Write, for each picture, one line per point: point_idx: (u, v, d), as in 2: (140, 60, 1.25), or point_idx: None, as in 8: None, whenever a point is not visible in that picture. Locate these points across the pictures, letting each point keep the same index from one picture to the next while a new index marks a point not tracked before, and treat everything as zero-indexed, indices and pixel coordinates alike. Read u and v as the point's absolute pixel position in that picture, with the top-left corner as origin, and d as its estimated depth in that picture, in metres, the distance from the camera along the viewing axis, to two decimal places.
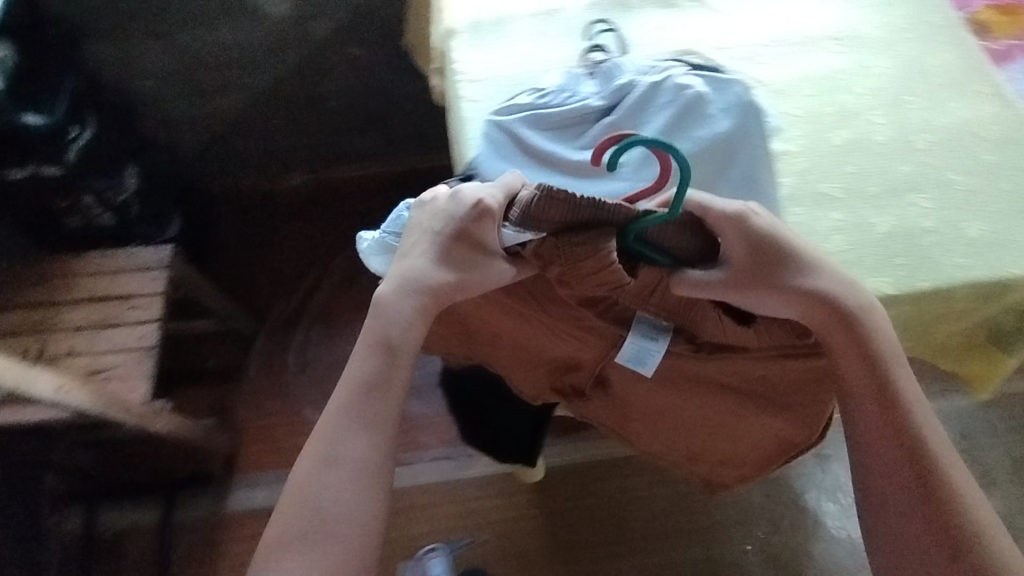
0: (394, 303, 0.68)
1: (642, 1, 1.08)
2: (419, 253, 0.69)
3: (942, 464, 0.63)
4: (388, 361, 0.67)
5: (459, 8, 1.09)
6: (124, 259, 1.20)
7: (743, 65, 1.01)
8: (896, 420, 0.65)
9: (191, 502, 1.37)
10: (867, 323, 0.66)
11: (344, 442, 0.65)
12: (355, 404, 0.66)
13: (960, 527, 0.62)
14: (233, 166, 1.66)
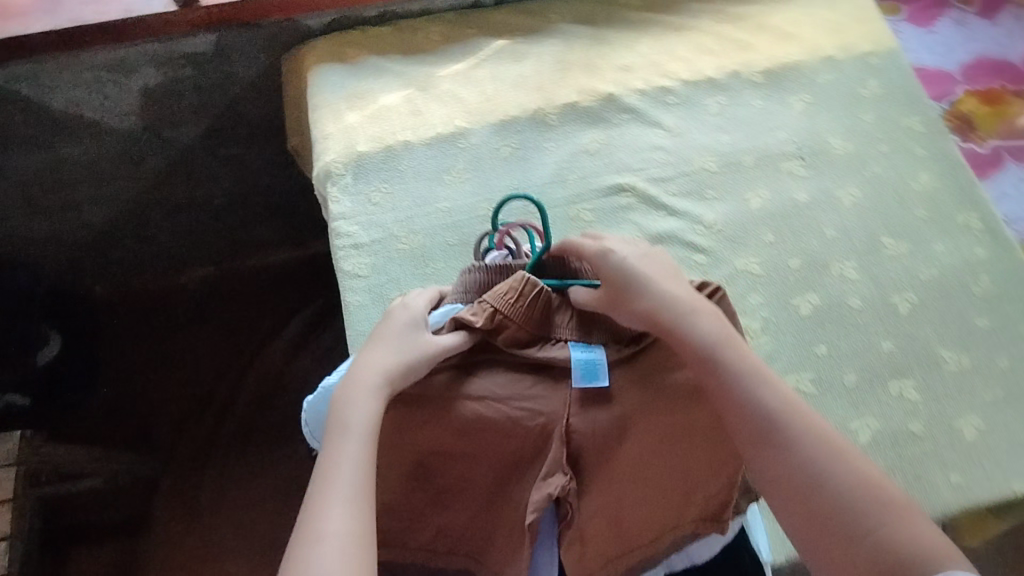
0: (348, 386, 0.53)
1: (565, 115, 0.87)
2: (367, 342, 0.57)
3: (801, 432, 0.47)
4: (360, 428, 0.50)
5: (334, 136, 0.86)
6: None
7: (690, 203, 0.83)
8: (741, 403, 0.49)
9: None
10: (693, 304, 0.54)
11: (324, 518, 0.44)
12: (337, 468, 0.47)
13: (843, 507, 0.44)
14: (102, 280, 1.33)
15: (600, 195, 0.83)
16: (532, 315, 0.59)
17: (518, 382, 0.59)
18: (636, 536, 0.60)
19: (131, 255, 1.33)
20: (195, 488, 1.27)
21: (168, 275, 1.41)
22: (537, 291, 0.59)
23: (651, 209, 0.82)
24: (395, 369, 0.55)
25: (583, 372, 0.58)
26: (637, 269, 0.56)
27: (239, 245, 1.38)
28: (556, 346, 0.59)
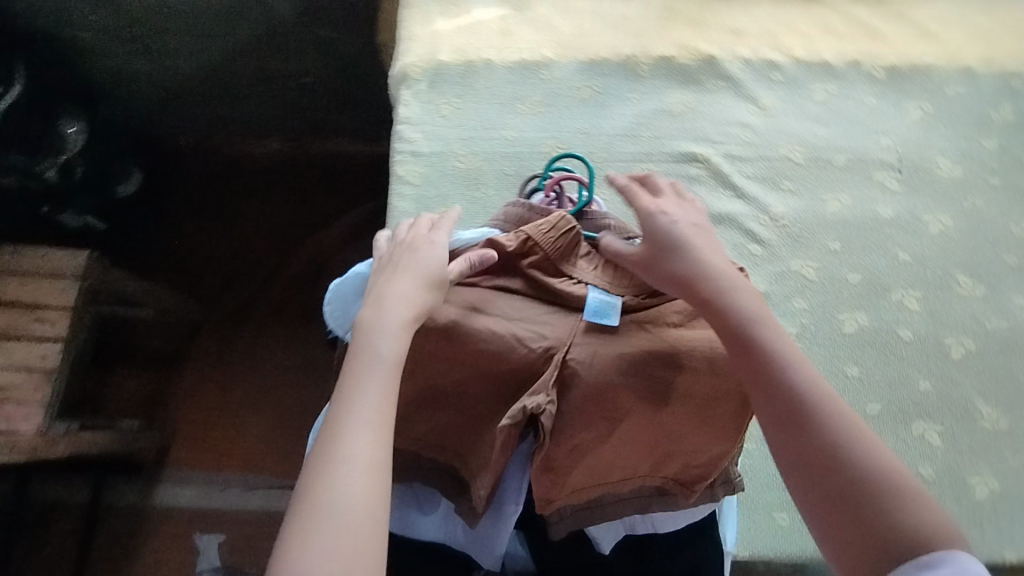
0: (373, 313, 0.52)
1: (657, 70, 0.83)
2: (387, 273, 0.55)
3: (829, 420, 0.46)
4: (384, 357, 0.49)
5: (420, 40, 0.85)
6: (36, 260, 1.11)
7: (761, 190, 0.78)
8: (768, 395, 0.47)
9: (122, 486, 1.29)
10: (732, 280, 0.52)
11: (349, 436, 0.45)
12: (361, 395, 0.47)
13: (862, 497, 0.44)
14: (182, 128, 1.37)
15: (670, 159, 0.79)
16: (562, 249, 0.56)
17: (531, 307, 0.55)
18: (608, 474, 0.57)
19: (213, 112, 1.37)
20: (229, 341, 1.37)
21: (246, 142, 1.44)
22: (572, 228, 0.57)
23: (718, 185, 0.78)
24: (416, 300, 0.53)
25: (595, 307, 0.54)
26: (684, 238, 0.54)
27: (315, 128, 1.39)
28: (577, 284, 0.56)
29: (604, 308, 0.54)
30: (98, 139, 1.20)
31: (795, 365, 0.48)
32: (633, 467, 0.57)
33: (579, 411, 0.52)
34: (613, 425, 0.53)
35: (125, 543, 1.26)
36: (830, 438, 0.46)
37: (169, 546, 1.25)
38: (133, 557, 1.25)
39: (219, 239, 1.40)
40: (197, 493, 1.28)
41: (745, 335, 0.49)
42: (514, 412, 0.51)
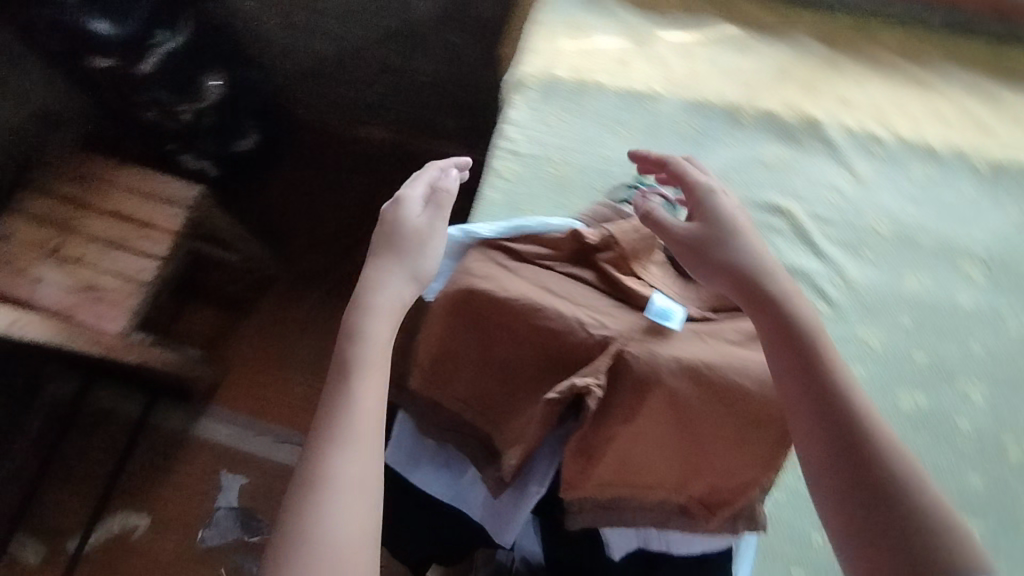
0: (360, 319, 0.55)
1: (759, 122, 0.86)
2: (377, 254, 0.60)
3: (890, 454, 0.48)
4: (370, 371, 0.53)
5: (542, 54, 0.92)
6: (158, 184, 1.25)
7: (841, 253, 0.79)
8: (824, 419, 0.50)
9: (168, 411, 1.41)
10: (792, 294, 0.56)
11: (334, 455, 0.48)
12: (341, 417, 0.50)
13: (919, 532, 0.45)
14: (298, 103, 1.50)
15: (755, 207, 0.81)
16: (638, 251, 0.61)
17: (597, 297, 0.59)
18: (636, 477, 0.59)
19: (332, 93, 1.48)
20: (296, 302, 1.48)
21: (354, 125, 1.54)
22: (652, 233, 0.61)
23: (797, 240, 0.79)
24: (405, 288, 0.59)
25: (659, 309, 0.57)
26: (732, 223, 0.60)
27: (420, 125, 1.50)
28: (645, 286, 0.59)
29: (667, 311, 0.57)
30: (233, 98, 1.31)
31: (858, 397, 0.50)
32: (660, 476, 0.59)
33: (625, 404, 0.54)
34: (653, 425, 0.55)
35: (157, 460, 1.37)
36: (892, 471, 0.47)
37: (195, 474, 1.36)
38: (164, 474, 1.36)
39: (309, 206, 1.52)
40: (237, 432, 1.39)
41: (812, 361, 0.52)
42: (563, 389, 0.54)
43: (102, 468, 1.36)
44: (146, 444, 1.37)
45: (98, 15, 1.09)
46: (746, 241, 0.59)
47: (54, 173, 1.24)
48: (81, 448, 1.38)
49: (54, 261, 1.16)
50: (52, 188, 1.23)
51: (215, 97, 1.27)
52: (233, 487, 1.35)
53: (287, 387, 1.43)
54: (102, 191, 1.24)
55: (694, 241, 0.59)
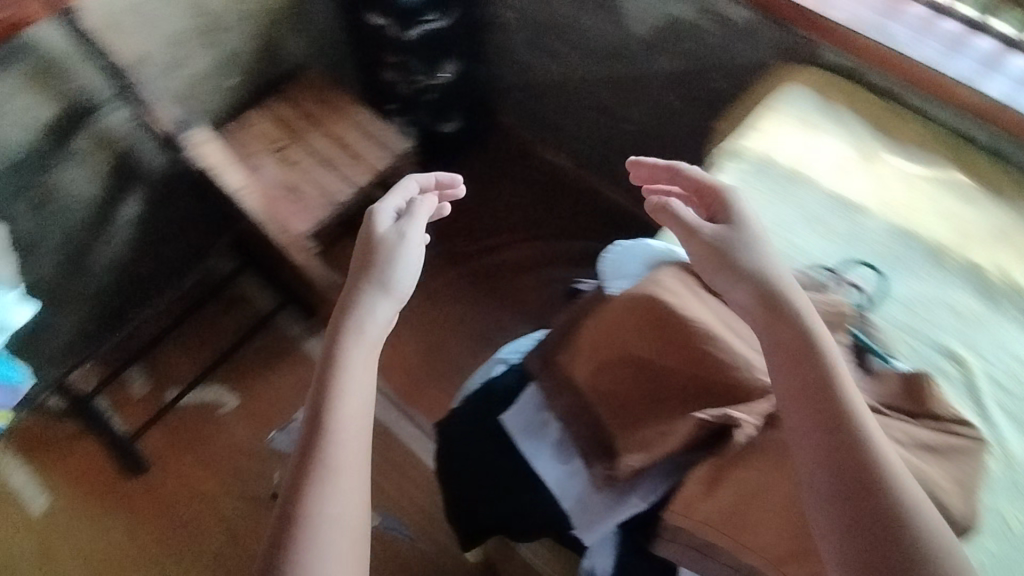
0: (343, 352, 0.69)
1: (961, 271, 0.86)
2: (360, 283, 0.75)
3: (889, 477, 0.51)
4: (349, 400, 0.66)
5: (764, 136, 0.98)
6: (378, 126, 1.40)
7: (1009, 424, 0.75)
8: (828, 443, 0.53)
9: (292, 318, 1.64)
10: (804, 309, 0.61)
11: (326, 499, 0.60)
12: (334, 457, 0.62)
13: (915, 552, 0.48)
14: (503, 111, 1.78)
15: (927, 348, 0.80)
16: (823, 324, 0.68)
17: None
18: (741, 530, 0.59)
19: (542, 115, 1.69)
20: (431, 275, 1.69)
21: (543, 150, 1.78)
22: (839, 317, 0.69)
23: (965, 394, 0.77)
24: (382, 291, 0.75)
25: None
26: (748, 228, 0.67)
27: (603, 169, 1.68)
28: None
29: None
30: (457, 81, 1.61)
31: (869, 430, 0.53)
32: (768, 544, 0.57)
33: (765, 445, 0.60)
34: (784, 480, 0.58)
35: (270, 354, 1.59)
36: (895, 500, 0.50)
37: (292, 379, 1.56)
38: (272, 366, 1.58)
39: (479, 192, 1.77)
40: None
41: (825, 390, 0.55)
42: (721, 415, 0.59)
43: (230, 338, 1.62)
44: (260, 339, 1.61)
45: None
46: (759, 245, 0.66)
47: (303, 90, 1.46)
48: (221, 313, 1.64)
49: (277, 155, 1.36)
50: (295, 98, 1.44)
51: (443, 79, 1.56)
52: None
53: (393, 341, 1.61)
54: (331, 116, 1.42)
55: (713, 238, 0.67)
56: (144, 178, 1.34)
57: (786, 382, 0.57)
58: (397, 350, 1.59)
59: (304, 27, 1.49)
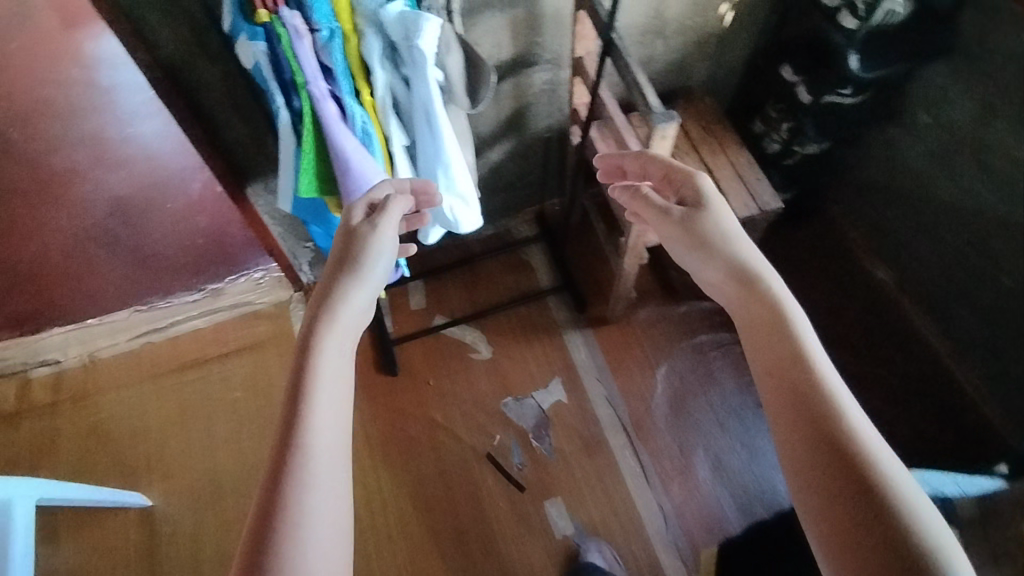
0: (321, 335, 0.68)
1: None
2: (336, 278, 0.73)
3: (859, 446, 0.62)
4: (324, 391, 0.65)
5: None
6: (750, 175, 1.36)
7: None
8: (803, 427, 0.65)
9: (560, 303, 1.68)
10: (775, 288, 0.76)
11: (302, 494, 0.59)
12: (309, 446, 0.61)
13: (889, 516, 0.58)
14: (842, 202, 1.74)
15: None
16: None
17: None
18: None
19: (894, 226, 1.62)
20: (705, 327, 1.63)
21: (871, 262, 1.71)
22: None
23: None
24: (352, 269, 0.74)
25: None
26: (708, 205, 0.84)
27: (938, 308, 1.56)
28: None
29: None
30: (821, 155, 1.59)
31: (833, 400, 0.66)
32: None
33: None
34: None
35: (529, 326, 1.64)
36: (863, 460, 0.61)
37: (540, 358, 1.60)
38: (530, 338, 1.62)
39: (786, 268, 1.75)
40: (586, 362, 1.59)
41: (817, 403, 0.65)
42: None
43: (502, 295, 1.70)
44: (525, 308, 1.66)
45: (857, 51, 1.34)
46: (720, 219, 0.84)
47: (691, 111, 1.48)
48: (504, 268, 1.73)
49: None
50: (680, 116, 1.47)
51: (813, 149, 1.56)
52: (552, 394, 1.55)
53: (646, 373, 1.59)
54: (709, 145, 1.41)
55: (680, 220, 0.85)
56: (528, 132, 1.49)
57: (767, 360, 0.72)
58: (647, 382, 1.57)
59: (717, 56, 1.51)
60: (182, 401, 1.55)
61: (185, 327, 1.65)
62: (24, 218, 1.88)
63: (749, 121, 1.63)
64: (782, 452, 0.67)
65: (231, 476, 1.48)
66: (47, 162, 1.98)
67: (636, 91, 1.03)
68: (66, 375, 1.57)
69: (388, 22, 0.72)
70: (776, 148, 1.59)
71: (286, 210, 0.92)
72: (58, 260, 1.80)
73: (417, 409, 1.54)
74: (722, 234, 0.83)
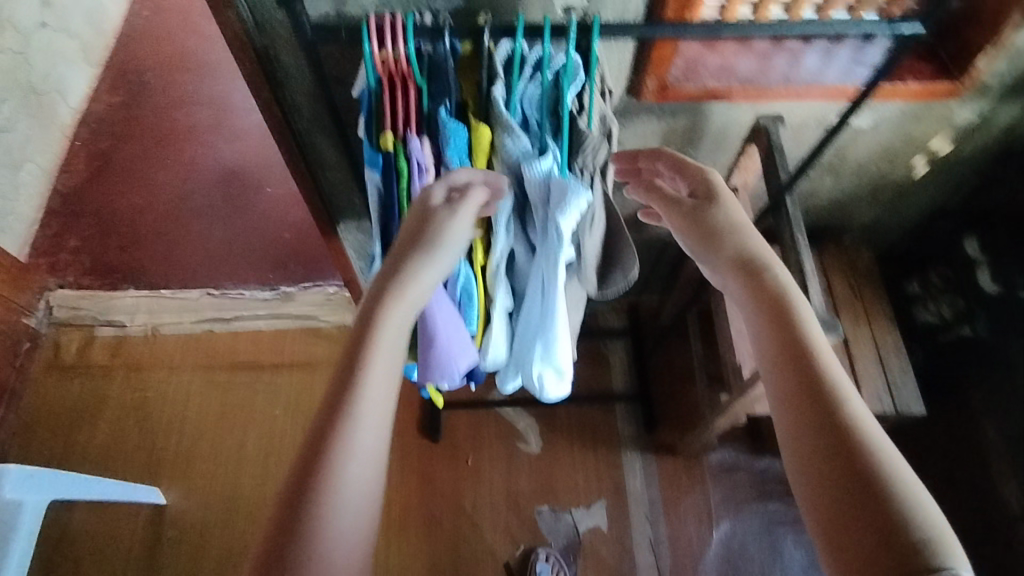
0: (385, 308, 0.61)
1: None
2: (409, 253, 0.62)
3: (866, 442, 0.55)
4: (377, 366, 0.58)
5: None
6: (897, 364, 1.16)
7: None
8: (808, 428, 0.58)
9: (630, 417, 1.52)
10: (782, 276, 0.67)
11: (339, 467, 0.54)
12: (355, 416, 0.55)
13: (903, 529, 0.50)
14: None
15: None
16: None
17: None
18: None
19: None
20: (783, 496, 1.43)
21: None
22: None
23: None
24: (421, 248, 0.63)
25: None
26: (717, 195, 0.74)
27: None
28: None
29: None
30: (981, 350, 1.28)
31: (841, 394, 0.58)
32: None
33: None
34: None
35: (589, 431, 1.49)
36: (875, 464, 0.54)
37: (592, 472, 1.45)
38: (587, 445, 1.48)
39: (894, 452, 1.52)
40: (640, 493, 1.44)
41: (824, 400, 0.58)
42: None
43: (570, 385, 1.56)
44: (590, 409, 1.52)
45: None
46: (730, 210, 0.73)
47: (844, 263, 1.28)
48: (580, 357, 1.58)
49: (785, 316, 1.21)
50: (832, 264, 1.28)
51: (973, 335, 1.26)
52: (593, 517, 1.41)
53: (703, 527, 1.41)
54: (853, 310, 1.22)
55: (686, 210, 0.74)
56: (647, 232, 1.33)
57: (771, 349, 0.64)
58: (700, 537, 1.40)
59: (892, 208, 1.29)
60: (224, 402, 1.53)
61: (249, 324, 1.61)
62: (134, 164, 1.89)
63: (907, 278, 1.41)
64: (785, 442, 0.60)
65: (251, 500, 1.45)
66: (171, 113, 1.99)
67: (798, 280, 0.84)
68: (127, 342, 1.58)
69: (529, 184, 0.61)
70: (927, 319, 1.36)
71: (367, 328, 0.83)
72: (153, 219, 1.81)
73: (447, 486, 1.43)
74: (730, 224, 0.72)
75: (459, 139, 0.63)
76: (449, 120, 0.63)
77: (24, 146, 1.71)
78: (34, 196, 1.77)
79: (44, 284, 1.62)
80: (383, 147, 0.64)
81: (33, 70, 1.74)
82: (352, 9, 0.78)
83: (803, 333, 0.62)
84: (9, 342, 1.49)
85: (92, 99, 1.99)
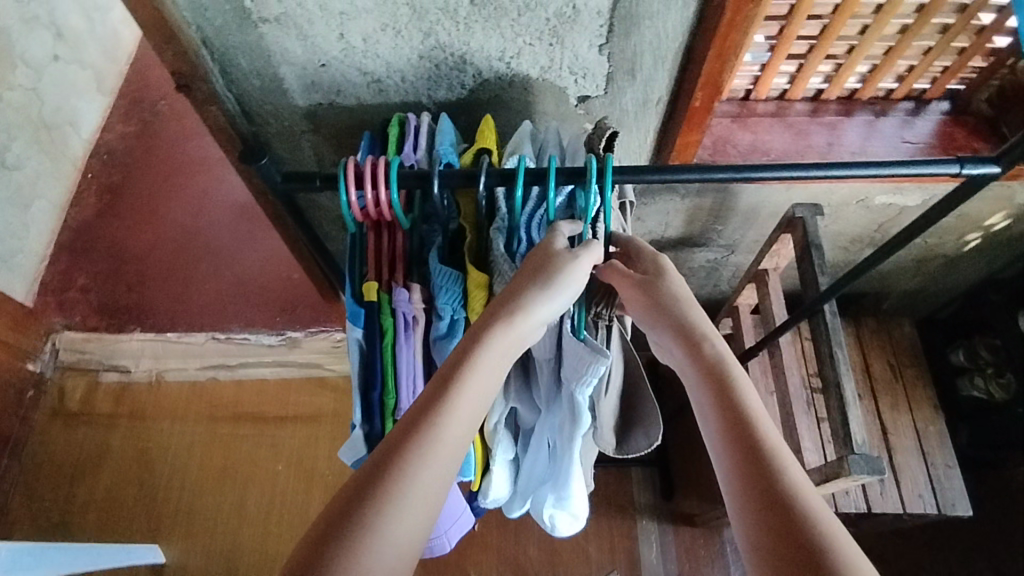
0: (493, 330, 0.60)
1: None
2: (528, 285, 0.61)
3: (816, 533, 0.50)
4: (474, 385, 0.57)
5: None
6: (942, 459, 1.08)
7: None
8: (756, 516, 0.52)
9: (646, 482, 1.44)
10: (719, 347, 0.62)
11: (415, 468, 0.53)
12: (441, 423, 0.55)
13: None
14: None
15: None
16: None
17: None
18: None
19: None
20: None
21: None
22: None
23: None
24: (532, 287, 0.61)
25: None
26: (659, 261, 0.67)
27: None
28: None
29: None
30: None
31: (788, 477, 0.53)
32: None
33: None
34: None
35: (603, 498, 1.42)
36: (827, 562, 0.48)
37: (605, 543, 1.37)
38: (600, 513, 1.40)
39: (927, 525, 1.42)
40: (655, 567, 1.36)
41: (770, 483, 0.53)
42: None
43: None
44: (605, 473, 1.44)
45: None
46: (671, 274, 0.67)
47: (880, 338, 1.20)
48: None
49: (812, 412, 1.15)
50: (870, 340, 1.20)
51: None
52: None
53: None
54: (892, 393, 1.15)
55: (625, 278, 0.66)
56: None
57: (713, 425, 0.58)
58: None
59: (937, 278, 1.19)
60: (226, 456, 1.49)
61: (253, 373, 1.56)
62: (142, 196, 1.81)
63: (944, 345, 1.30)
64: (731, 515, 0.54)
65: (254, 557, 1.41)
66: (178, 141, 1.90)
67: (838, 404, 0.81)
68: (131, 388, 1.55)
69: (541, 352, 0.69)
70: (974, 391, 1.23)
71: (346, 461, 0.77)
72: (162, 256, 1.73)
73: (454, 555, 1.36)
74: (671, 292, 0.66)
75: (452, 296, 0.68)
76: (442, 272, 0.68)
77: (33, 182, 1.61)
78: (43, 232, 1.68)
79: (50, 326, 1.57)
80: (370, 298, 0.69)
81: (44, 105, 1.62)
82: (345, 99, 0.76)
83: (744, 409, 0.57)
84: (12, 391, 1.46)
85: (104, 129, 1.90)
